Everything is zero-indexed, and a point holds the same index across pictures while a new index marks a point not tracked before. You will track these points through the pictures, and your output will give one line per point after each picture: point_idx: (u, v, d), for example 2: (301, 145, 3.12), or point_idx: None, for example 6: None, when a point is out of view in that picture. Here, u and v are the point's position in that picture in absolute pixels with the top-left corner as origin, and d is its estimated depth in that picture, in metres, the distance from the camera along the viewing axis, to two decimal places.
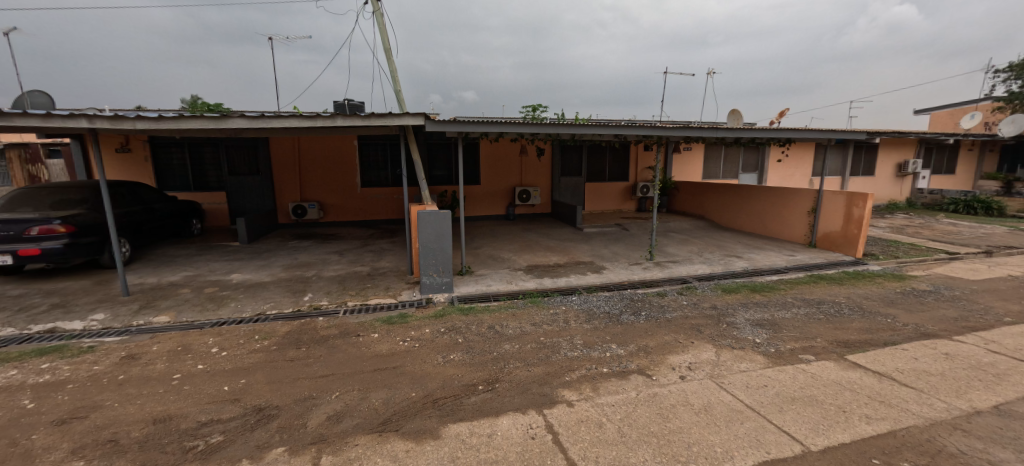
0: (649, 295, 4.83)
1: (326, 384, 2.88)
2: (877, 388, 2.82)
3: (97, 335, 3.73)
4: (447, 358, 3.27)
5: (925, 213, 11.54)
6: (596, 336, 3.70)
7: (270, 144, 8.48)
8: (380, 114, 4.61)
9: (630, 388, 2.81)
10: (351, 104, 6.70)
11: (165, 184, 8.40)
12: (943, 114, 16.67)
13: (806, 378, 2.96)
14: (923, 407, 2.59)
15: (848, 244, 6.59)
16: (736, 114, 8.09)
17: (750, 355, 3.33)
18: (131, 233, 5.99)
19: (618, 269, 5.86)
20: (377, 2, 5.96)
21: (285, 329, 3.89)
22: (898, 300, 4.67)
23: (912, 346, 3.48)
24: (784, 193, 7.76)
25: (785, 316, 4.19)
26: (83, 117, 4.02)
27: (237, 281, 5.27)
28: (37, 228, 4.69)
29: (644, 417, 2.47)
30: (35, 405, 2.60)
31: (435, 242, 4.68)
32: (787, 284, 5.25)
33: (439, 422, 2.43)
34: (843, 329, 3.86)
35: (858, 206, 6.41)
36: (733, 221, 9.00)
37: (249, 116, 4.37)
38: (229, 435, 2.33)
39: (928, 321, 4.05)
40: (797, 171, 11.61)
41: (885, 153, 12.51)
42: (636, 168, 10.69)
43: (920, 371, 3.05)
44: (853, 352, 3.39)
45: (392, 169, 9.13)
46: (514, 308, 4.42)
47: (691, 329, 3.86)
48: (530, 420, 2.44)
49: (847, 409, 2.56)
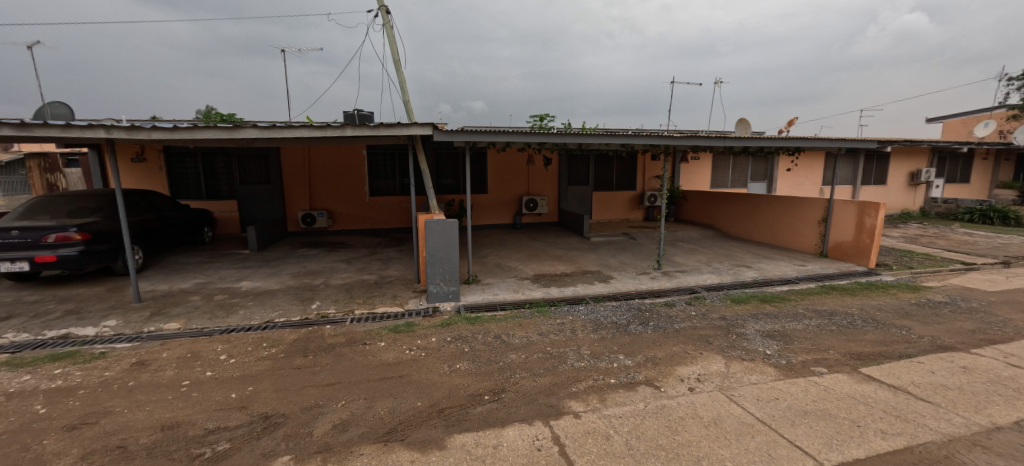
0: (657, 305, 4.77)
1: (332, 393, 2.88)
2: (892, 402, 2.75)
3: (108, 341, 3.78)
4: (453, 367, 3.26)
5: (939, 223, 11.35)
6: (603, 346, 3.66)
7: (281, 154, 8.63)
8: (389, 124, 4.66)
9: (638, 399, 2.77)
10: (361, 114, 6.80)
11: (178, 193, 8.56)
12: (956, 123, 16.45)
13: (819, 391, 2.90)
14: (941, 422, 2.52)
15: (860, 254, 6.49)
16: (745, 124, 8.07)
17: (761, 367, 3.27)
18: (143, 240, 6.08)
19: (625, 279, 5.80)
20: (387, 15, 6.06)
21: (293, 337, 3.90)
22: (914, 312, 4.56)
23: (928, 359, 3.39)
24: (793, 203, 7.69)
25: (796, 327, 4.12)
26: (101, 128, 4.13)
27: (246, 288, 5.33)
28: (54, 235, 4.80)
29: (653, 430, 2.43)
30: (46, 411, 2.63)
31: (442, 251, 4.69)
32: (798, 294, 5.17)
33: (445, 432, 2.42)
34: (856, 342, 3.78)
35: (870, 216, 6.32)
36: (743, 230, 8.91)
37: (260, 127, 4.45)
38: (236, 442, 2.34)
39: (944, 334, 3.96)
40: (807, 179, 11.50)
41: (897, 162, 12.37)
42: (644, 177, 10.70)
43: (938, 385, 2.97)
44: (867, 364, 3.32)
45: (400, 178, 9.22)
46: (521, 317, 4.39)
47: (700, 340, 3.81)
48: (536, 431, 2.41)
49: (862, 424, 2.50)
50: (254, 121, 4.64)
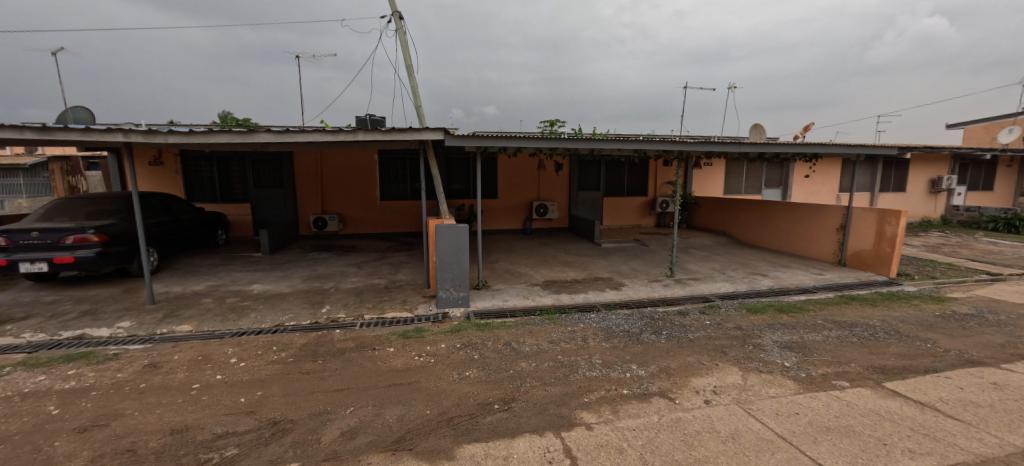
0: (670, 314, 4.66)
1: (342, 399, 2.86)
2: (920, 420, 2.63)
3: (122, 343, 3.82)
4: (463, 375, 3.22)
5: (961, 231, 11.04)
6: (616, 355, 3.59)
7: (294, 158, 8.72)
8: (401, 129, 4.67)
9: (652, 412, 2.69)
10: (373, 118, 6.84)
11: (194, 196, 8.70)
12: (978, 130, 16.01)
13: (841, 406, 2.79)
14: (973, 442, 2.39)
15: (881, 263, 6.30)
16: (759, 129, 7.94)
17: (780, 380, 3.17)
18: (158, 242, 6.16)
19: (637, 286, 5.71)
20: (400, 20, 6.09)
21: (303, 341, 3.90)
22: (939, 324, 4.40)
23: (956, 375, 3.25)
24: (810, 211, 7.52)
25: (815, 339, 3.99)
26: (119, 132, 4.21)
27: (258, 291, 5.36)
28: (72, 237, 4.88)
29: (668, 444, 2.35)
30: (59, 412, 2.65)
31: (452, 256, 4.66)
32: (816, 304, 5.02)
33: (454, 442, 2.37)
34: (879, 355, 3.65)
35: (891, 224, 6.14)
36: (758, 237, 8.73)
37: (274, 131, 4.47)
38: (244, 448, 2.32)
39: (972, 348, 3.79)
40: (823, 186, 11.27)
41: (917, 170, 12.06)
42: (656, 182, 10.57)
43: (967, 402, 2.84)
44: (891, 379, 3.19)
45: (411, 183, 9.25)
46: (531, 324, 4.32)
47: (715, 350, 3.71)
48: (547, 443, 2.35)
49: (888, 442, 2.39)
50: (267, 125, 4.67)
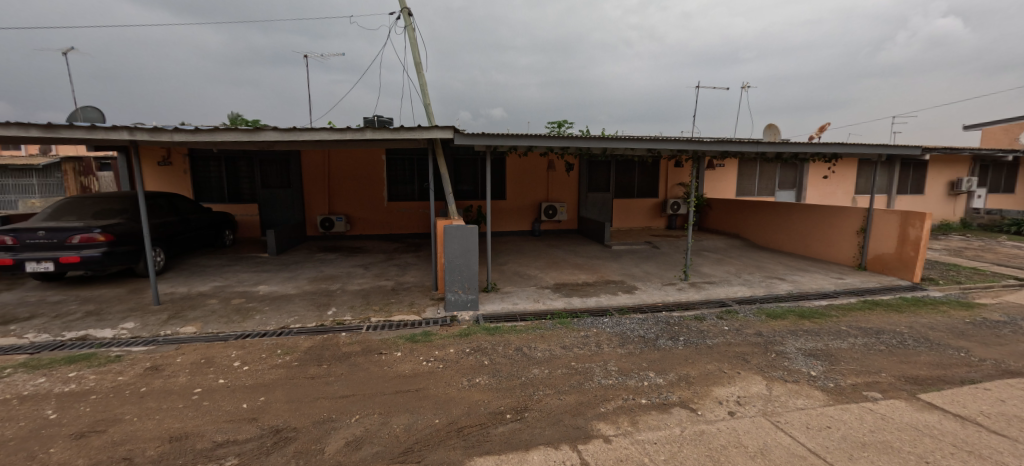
0: (687, 319, 4.48)
1: (347, 406, 2.74)
2: (962, 435, 2.45)
3: (125, 344, 3.75)
4: (473, 382, 3.08)
5: (983, 235, 10.70)
6: (632, 362, 3.44)
7: (301, 158, 8.67)
8: (410, 127, 4.56)
9: (673, 424, 2.54)
10: (381, 118, 6.76)
11: (202, 196, 8.69)
12: (997, 131, 15.59)
13: (876, 419, 2.62)
14: (1023, 460, 2.21)
15: (903, 268, 6.08)
16: (774, 129, 7.75)
17: (807, 390, 2.99)
18: (165, 242, 6.12)
19: (651, 289, 5.55)
20: (408, 19, 6.01)
21: (308, 344, 3.80)
22: (971, 332, 4.19)
23: (995, 386, 3.06)
24: (828, 213, 7.29)
25: (841, 346, 3.80)
26: (125, 130, 4.15)
27: (264, 292, 5.27)
28: (79, 237, 4.84)
29: (692, 459, 2.20)
30: (56, 417, 2.56)
31: (461, 258, 4.54)
32: (839, 310, 4.81)
33: (464, 455, 2.24)
34: (910, 364, 3.46)
35: (914, 227, 5.91)
36: (774, 240, 8.50)
37: (281, 129, 4.40)
38: (244, 458, 2.21)
39: (1008, 357, 3.59)
40: (840, 188, 11.00)
41: (936, 171, 11.74)
42: (667, 183, 10.39)
43: (1011, 416, 2.65)
44: (926, 390, 3.00)
45: (419, 184, 9.18)
46: (542, 329, 4.18)
47: (736, 358, 3.54)
48: (563, 456, 2.21)
49: (930, 460, 2.22)
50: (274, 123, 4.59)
